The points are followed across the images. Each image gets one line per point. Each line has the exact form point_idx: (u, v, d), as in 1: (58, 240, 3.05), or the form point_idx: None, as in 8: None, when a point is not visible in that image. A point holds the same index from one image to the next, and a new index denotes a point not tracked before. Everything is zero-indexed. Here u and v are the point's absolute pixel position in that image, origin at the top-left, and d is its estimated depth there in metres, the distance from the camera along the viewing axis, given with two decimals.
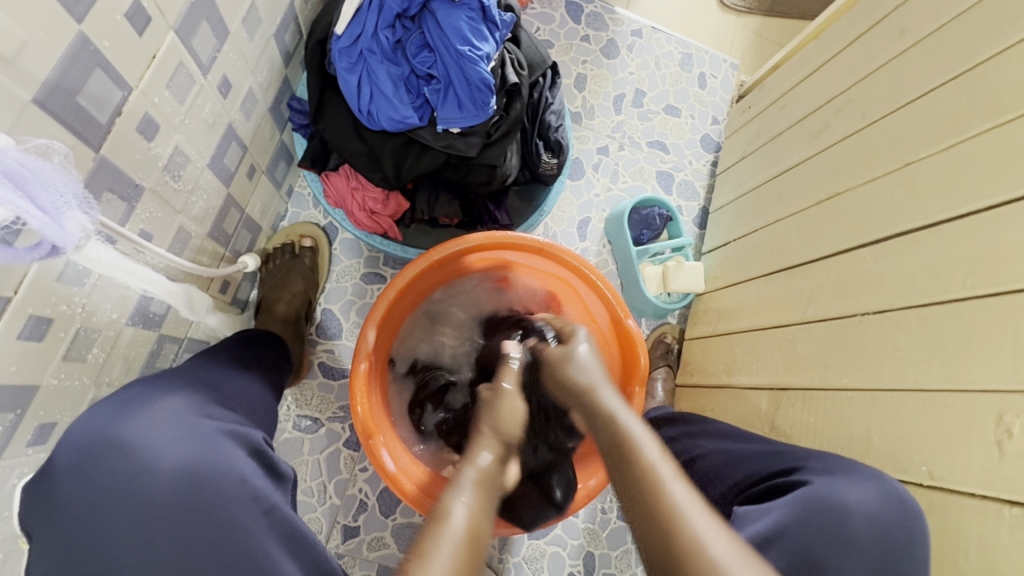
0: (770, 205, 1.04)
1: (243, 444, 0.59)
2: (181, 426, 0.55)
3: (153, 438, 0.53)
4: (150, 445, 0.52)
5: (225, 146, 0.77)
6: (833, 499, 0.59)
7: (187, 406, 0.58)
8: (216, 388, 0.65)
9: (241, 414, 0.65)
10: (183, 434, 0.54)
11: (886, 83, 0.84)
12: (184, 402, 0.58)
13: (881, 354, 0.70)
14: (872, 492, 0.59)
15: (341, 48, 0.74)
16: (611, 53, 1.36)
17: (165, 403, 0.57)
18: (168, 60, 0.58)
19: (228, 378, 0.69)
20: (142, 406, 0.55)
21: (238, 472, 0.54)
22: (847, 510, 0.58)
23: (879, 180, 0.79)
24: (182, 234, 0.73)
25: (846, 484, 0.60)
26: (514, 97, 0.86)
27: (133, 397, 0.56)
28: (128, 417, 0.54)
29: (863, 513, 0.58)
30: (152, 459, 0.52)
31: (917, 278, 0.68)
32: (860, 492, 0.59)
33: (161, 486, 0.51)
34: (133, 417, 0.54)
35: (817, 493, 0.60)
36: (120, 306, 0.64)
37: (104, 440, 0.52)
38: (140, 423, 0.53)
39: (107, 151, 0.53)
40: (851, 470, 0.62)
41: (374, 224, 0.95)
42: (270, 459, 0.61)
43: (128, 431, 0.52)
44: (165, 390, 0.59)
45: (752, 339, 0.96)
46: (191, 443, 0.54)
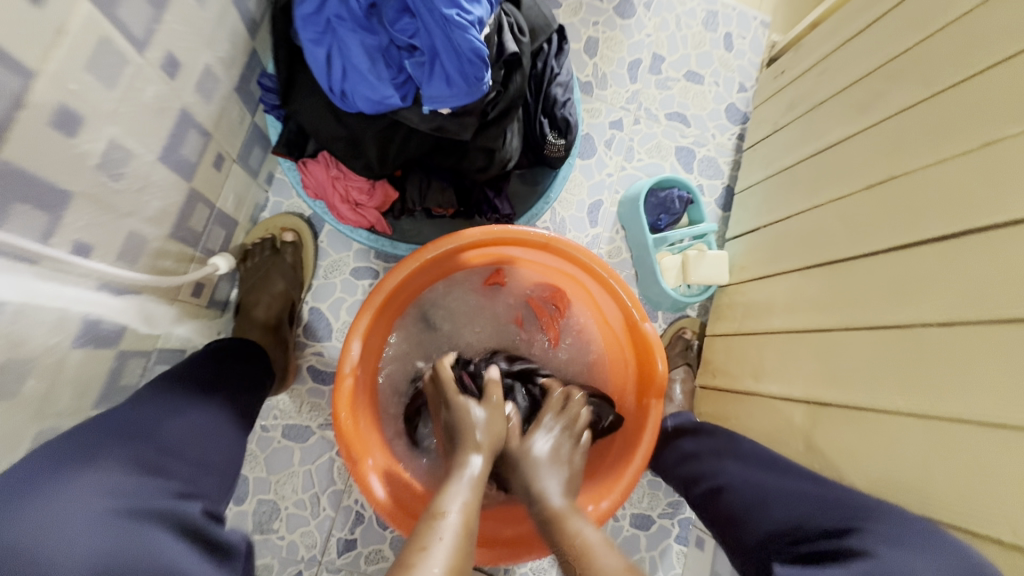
0: (808, 188, 0.91)
1: (169, 524, 0.51)
2: (88, 517, 0.47)
3: (46, 537, 0.44)
4: (46, 549, 0.44)
5: (180, 135, 0.67)
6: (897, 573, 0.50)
7: (96, 486, 0.49)
8: (152, 436, 0.57)
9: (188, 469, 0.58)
10: (88, 526, 0.46)
11: (958, 42, 0.70)
12: (95, 481, 0.50)
13: (947, 374, 0.59)
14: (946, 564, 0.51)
15: (305, 16, 0.62)
16: (626, 13, 1.21)
17: (70, 489, 0.48)
18: (84, 37, 0.47)
19: (167, 417, 0.60)
20: (38, 495, 0.46)
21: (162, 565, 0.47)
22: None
23: (946, 162, 0.66)
24: (135, 239, 0.64)
25: (912, 555, 0.52)
26: (514, 68, 0.74)
27: (31, 479, 0.48)
28: (12, 514, 0.45)
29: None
30: (49, 563, 0.43)
31: (995, 285, 0.57)
32: (926, 564, 0.51)
33: None
34: (25, 512, 0.45)
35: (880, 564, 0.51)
36: (59, 330, 0.55)
37: None
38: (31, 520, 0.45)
39: (9, 153, 0.43)
40: (918, 533, 0.54)
41: (359, 218, 0.84)
42: (207, 535, 0.54)
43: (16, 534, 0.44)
44: (78, 463, 0.50)
45: (783, 342, 0.86)
46: (103, 538, 0.46)
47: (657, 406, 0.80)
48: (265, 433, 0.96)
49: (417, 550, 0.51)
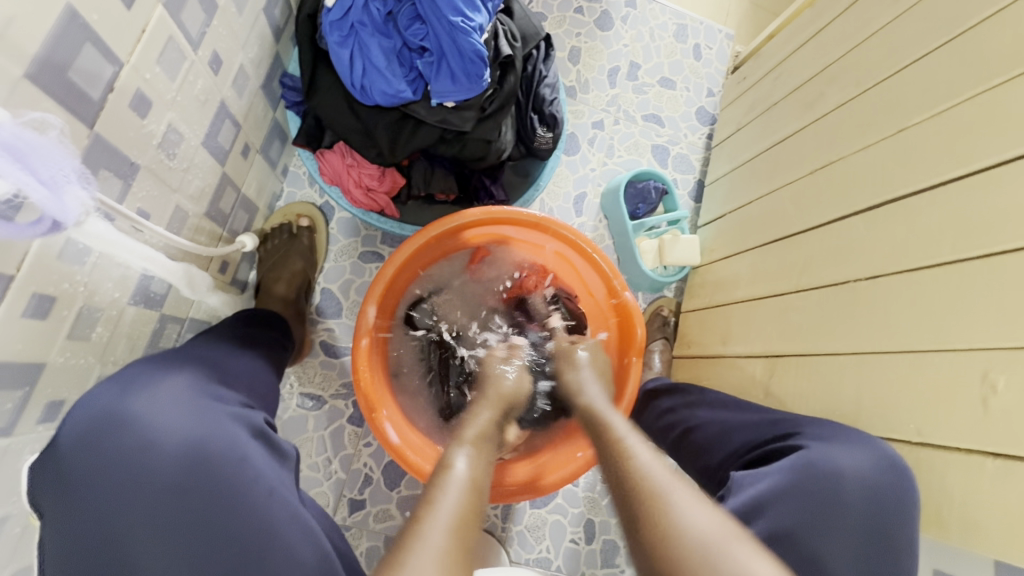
0: (765, 176, 1.04)
1: (244, 426, 0.59)
2: (183, 405, 0.56)
3: (156, 416, 0.54)
4: (152, 425, 0.53)
5: (218, 124, 0.76)
6: (829, 466, 0.61)
7: (191, 386, 0.59)
8: (220, 366, 0.66)
9: (246, 393, 0.66)
10: (187, 410, 0.56)
11: (882, 48, 0.83)
12: (186, 383, 0.59)
13: (872, 317, 0.71)
14: (866, 457, 0.61)
15: (332, 21, 0.73)
16: (605, 25, 1.34)
17: (171, 382, 0.58)
18: (157, 35, 0.57)
19: (231, 357, 0.70)
20: (145, 384, 0.56)
21: (239, 452, 0.55)
22: (840, 472, 0.60)
23: (873, 146, 0.79)
24: (179, 213, 0.73)
25: (838, 449, 0.62)
26: (508, 69, 0.85)
27: (136, 376, 0.57)
28: (132, 396, 0.55)
29: (856, 475, 0.60)
30: (158, 436, 0.53)
31: (908, 243, 0.69)
32: (856, 457, 0.61)
33: (162, 465, 0.52)
34: (138, 395, 0.55)
35: (813, 457, 0.62)
36: (121, 286, 0.64)
37: (109, 418, 0.53)
38: (146, 400, 0.54)
39: (101, 127, 0.53)
40: (846, 437, 0.64)
41: (370, 202, 0.95)
42: (272, 440, 0.62)
43: (133, 410, 0.53)
44: (170, 368, 0.60)
45: (747, 309, 0.97)
46: (193, 423, 0.55)
47: (638, 364, 0.89)
48: (281, 402, 1.05)
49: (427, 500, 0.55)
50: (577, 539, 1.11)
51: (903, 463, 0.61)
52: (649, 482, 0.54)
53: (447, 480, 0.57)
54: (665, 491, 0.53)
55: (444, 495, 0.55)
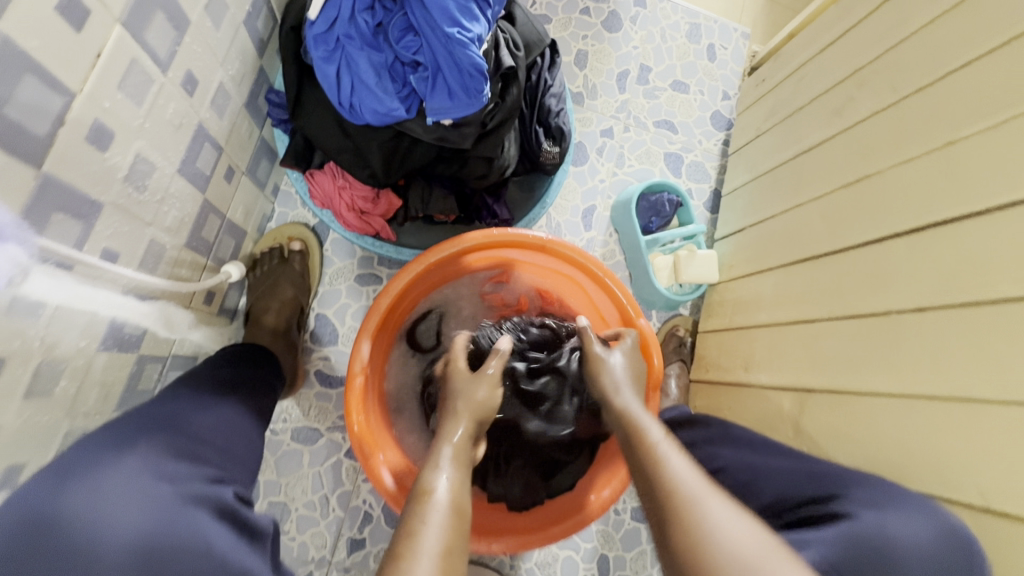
0: (789, 189, 0.97)
1: (209, 506, 0.54)
2: (136, 494, 0.50)
3: (99, 510, 0.47)
4: (97, 523, 0.47)
5: (197, 148, 0.70)
6: (886, 538, 0.53)
7: (141, 466, 0.52)
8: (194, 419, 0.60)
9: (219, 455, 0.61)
10: (138, 501, 0.50)
11: (923, 49, 0.76)
12: (138, 462, 0.52)
13: (920, 354, 0.64)
14: (922, 525, 0.54)
15: (316, 35, 0.66)
16: (613, 27, 1.27)
17: (118, 465, 0.51)
18: (117, 59, 0.51)
19: (198, 411, 0.64)
20: (86, 473, 0.50)
21: (203, 544, 0.50)
22: (898, 545, 0.53)
23: (915, 161, 0.72)
24: (155, 247, 0.67)
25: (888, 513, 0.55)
26: (510, 81, 0.78)
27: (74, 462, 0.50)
28: (68, 487, 0.48)
29: (913, 546, 0.53)
30: (106, 530, 0.47)
31: (961, 271, 0.61)
32: (911, 526, 0.54)
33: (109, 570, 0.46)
34: (75, 488, 0.48)
35: (862, 524, 0.54)
36: (88, 333, 0.58)
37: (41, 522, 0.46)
38: (86, 494, 0.48)
39: (52, 167, 0.47)
40: (897, 502, 0.57)
41: (364, 225, 0.88)
42: (239, 516, 0.57)
43: (70, 507, 0.47)
44: (118, 443, 0.54)
45: (772, 334, 0.90)
46: (150, 514, 0.49)
47: (654, 399, 0.83)
48: (274, 436, 0.99)
49: (405, 536, 0.49)
50: None
51: (960, 527, 0.54)
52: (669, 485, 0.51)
53: (427, 505, 0.52)
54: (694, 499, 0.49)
55: (426, 523, 0.50)
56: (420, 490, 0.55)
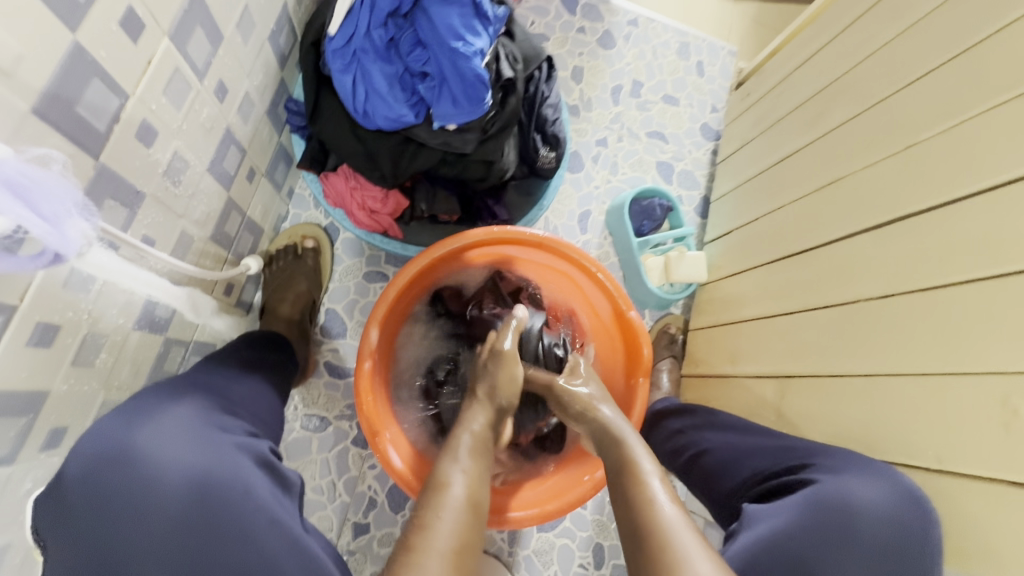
0: (771, 192, 1.04)
1: (251, 456, 0.60)
2: (188, 434, 0.56)
3: (159, 446, 0.54)
4: (158, 454, 0.53)
5: (224, 150, 0.77)
6: (843, 502, 0.59)
7: (194, 415, 0.59)
8: (220, 392, 0.66)
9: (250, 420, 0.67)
10: (191, 441, 0.56)
11: (885, 64, 0.83)
12: (193, 411, 0.60)
13: (885, 337, 0.69)
14: (882, 491, 0.60)
15: (335, 49, 0.74)
16: (607, 44, 1.35)
17: (174, 411, 0.58)
18: (163, 67, 0.58)
19: (233, 383, 0.70)
20: (148, 417, 0.56)
21: (245, 483, 0.55)
22: (855, 508, 0.58)
23: (880, 163, 0.78)
24: (185, 238, 0.74)
25: (851, 480, 0.61)
26: (509, 91, 0.86)
27: (141, 408, 0.57)
28: (136, 426, 0.55)
29: (872, 509, 0.58)
30: (161, 468, 0.53)
31: (921, 260, 0.68)
32: (867, 491, 0.59)
33: (168, 491, 0.52)
34: (141, 429, 0.55)
35: (824, 491, 0.60)
36: (126, 312, 0.64)
37: (112, 455, 0.52)
38: (149, 432, 0.54)
39: (107, 158, 0.54)
40: (861, 469, 0.62)
41: (374, 223, 0.96)
42: (276, 469, 0.62)
43: (137, 441, 0.53)
44: (176, 397, 0.60)
45: (755, 327, 0.96)
46: (201, 450, 0.55)
47: (644, 386, 0.89)
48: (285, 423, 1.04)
49: (418, 528, 0.55)
50: (586, 563, 1.08)
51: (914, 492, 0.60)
52: (656, 524, 0.54)
53: (442, 500, 0.58)
54: (669, 533, 0.53)
55: (441, 518, 0.56)
56: (438, 486, 0.61)
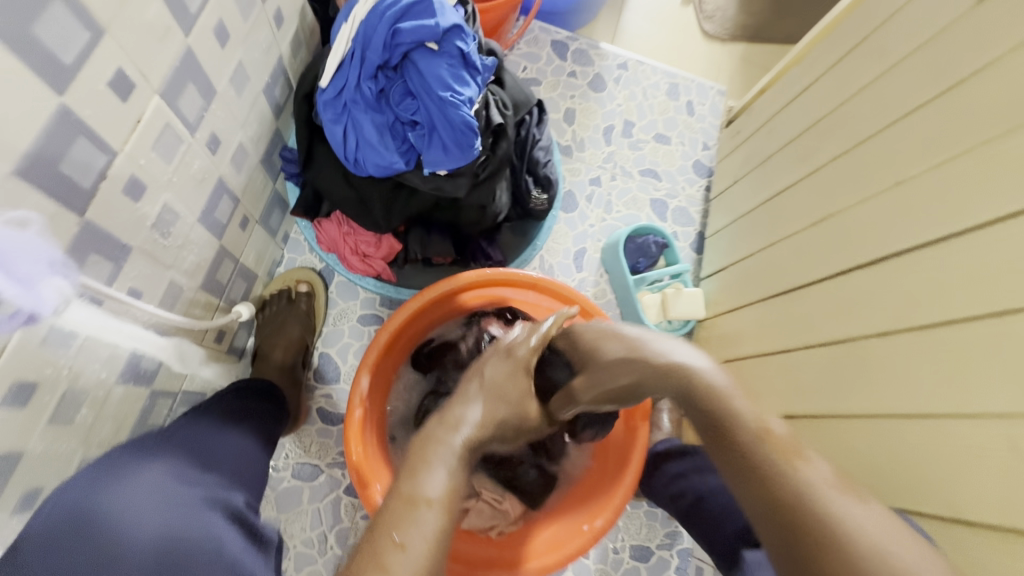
0: (764, 228, 1.04)
1: (222, 511, 0.61)
2: (160, 499, 0.57)
3: (127, 509, 0.55)
4: (127, 523, 0.54)
5: (216, 199, 0.78)
6: None
7: (168, 477, 0.60)
8: (204, 452, 0.66)
9: (228, 475, 0.66)
10: (159, 503, 0.56)
11: (868, 103, 0.85)
12: (170, 474, 0.60)
13: (889, 379, 0.67)
14: None
15: (326, 101, 0.75)
16: (598, 87, 1.39)
17: (148, 475, 0.59)
18: (154, 123, 0.59)
19: (219, 435, 0.70)
20: (120, 480, 0.57)
21: (213, 538, 0.57)
22: None
23: (870, 200, 0.79)
24: (174, 288, 0.73)
25: None
26: (500, 136, 0.86)
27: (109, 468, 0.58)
28: (102, 490, 0.55)
29: None
30: (134, 533, 0.54)
31: (920, 299, 0.66)
32: None
33: (133, 559, 0.52)
34: (111, 491, 0.56)
35: None
36: (109, 365, 0.63)
37: (78, 518, 0.53)
38: (117, 495, 0.55)
39: (93, 214, 0.54)
40: None
41: (367, 267, 0.95)
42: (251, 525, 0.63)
43: (102, 504, 0.54)
44: (154, 457, 0.61)
45: (757, 366, 0.94)
46: (170, 517, 0.56)
47: (644, 427, 0.86)
48: (276, 473, 1.01)
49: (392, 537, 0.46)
50: None
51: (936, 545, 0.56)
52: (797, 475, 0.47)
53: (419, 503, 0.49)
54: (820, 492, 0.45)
55: (419, 518, 0.48)
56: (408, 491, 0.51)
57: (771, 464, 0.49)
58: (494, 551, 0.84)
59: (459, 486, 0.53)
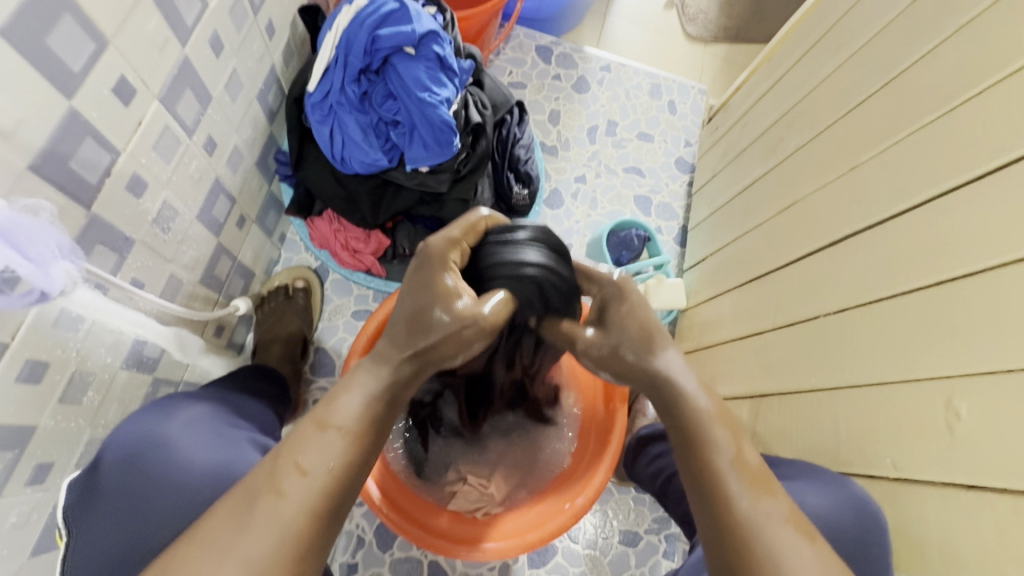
0: (739, 218, 1.08)
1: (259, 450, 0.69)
2: (208, 432, 0.67)
3: (183, 437, 0.65)
4: (184, 446, 0.64)
5: (213, 199, 0.84)
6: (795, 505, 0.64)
7: (214, 415, 0.70)
8: (239, 409, 0.76)
9: (258, 427, 0.75)
10: (207, 434, 0.67)
11: (829, 94, 0.90)
12: (213, 413, 0.71)
13: (845, 352, 0.71)
14: (829, 496, 0.64)
15: (313, 103, 0.80)
16: (582, 89, 1.44)
17: (197, 411, 0.70)
18: (153, 126, 0.65)
19: (250, 401, 0.80)
20: (177, 412, 0.68)
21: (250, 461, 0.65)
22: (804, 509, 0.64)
23: (831, 185, 0.83)
24: (174, 280, 0.79)
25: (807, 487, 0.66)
26: (480, 134, 0.92)
27: (170, 406, 0.69)
28: (166, 421, 0.66)
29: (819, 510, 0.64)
30: (185, 455, 0.63)
31: (872, 274, 0.70)
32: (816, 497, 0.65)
33: (190, 477, 0.62)
34: (173, 421, 0.67)
35: None
36: (114, 350, 0.68)
37: (148, 441, 0.64)
38: (177, 425, 0.66)
39: (98, 208, 0.59)
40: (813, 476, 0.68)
41: (357, 262, 1.00)
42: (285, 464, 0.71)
43: (168, 430, 0.65)
44: (200, 400, 0.72)
45: (731, 349, 0.98)
46: (215, 444, 0.66)
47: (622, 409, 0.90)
48: None
49: (297, 449, 0.48)
50: None
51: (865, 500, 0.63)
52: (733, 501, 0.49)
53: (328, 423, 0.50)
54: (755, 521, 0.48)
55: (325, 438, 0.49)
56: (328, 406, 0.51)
57: (717, 476, 0.51)
58: (474, 529, 0.85)
59: (374, 417, 0.52)
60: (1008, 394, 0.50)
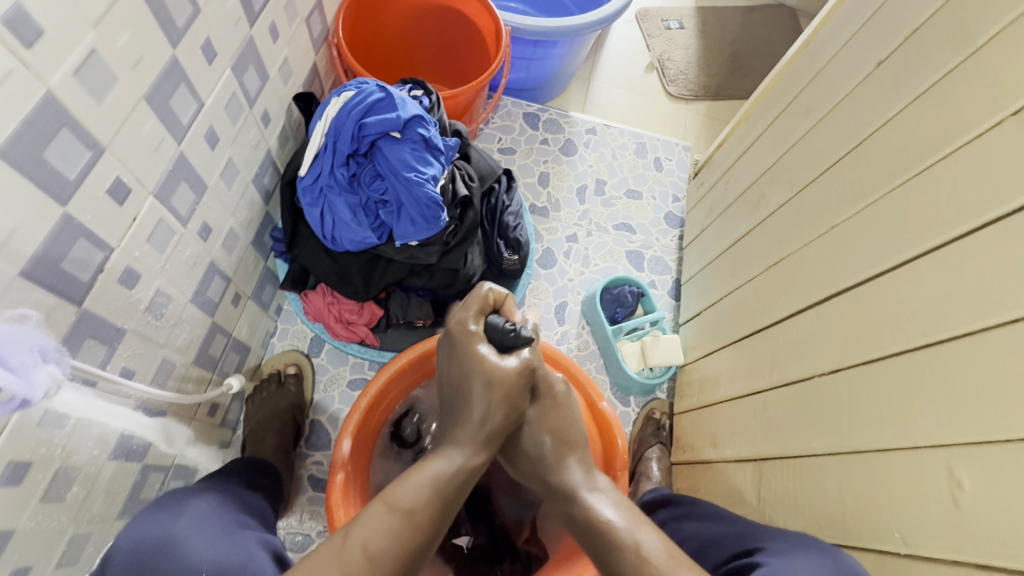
0: (729, 273, 1.09)
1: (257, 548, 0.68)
2: (212, 529, 0.66)
3: (191, 538, 0.64)
4: (190, 545, 0.63)
5: (207, 281, 0.85)
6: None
7: (213, 510, 0.70)
8: (239, 498, 0.77)
9: (260, 521, 0.75)
10: (212, 532, 0.66)
11: (804, 153, 0.93)
12: (206, 505, 0.70)
13: (844, 414, 0.69)
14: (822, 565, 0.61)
15: (305, 187, 0.84)
16: (570, 151, 1.49)
17: (194, 505, 0.69)
18: (147, 220, 0.67)
19: (249, 493, 0.81)
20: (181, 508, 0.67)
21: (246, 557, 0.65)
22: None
23: (813, 243, 0.84)
24: (166, 364, 0.79)
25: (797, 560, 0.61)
26: (467, 206, 0.95)
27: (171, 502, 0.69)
28: (173, 519, 0.65)
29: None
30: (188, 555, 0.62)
31: (860, 336, 0.70)
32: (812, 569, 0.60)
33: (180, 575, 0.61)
34: (180, 519, 0.66)
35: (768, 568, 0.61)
36: (101, 443, 0.68)
37: (153, 542, 0.62)
38: (184, 523, 0.65)
39: (89, 303, 0.61)
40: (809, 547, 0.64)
41: (351, 333, 1.01)
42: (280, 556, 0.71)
43: (176, 528, 0.64)
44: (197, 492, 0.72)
45: (731, 409, 0.96)
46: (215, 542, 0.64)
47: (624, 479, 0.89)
48: None
49: None
50: None
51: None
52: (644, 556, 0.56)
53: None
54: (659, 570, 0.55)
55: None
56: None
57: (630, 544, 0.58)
58: None
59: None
60: (1012, 464, 0.48)
